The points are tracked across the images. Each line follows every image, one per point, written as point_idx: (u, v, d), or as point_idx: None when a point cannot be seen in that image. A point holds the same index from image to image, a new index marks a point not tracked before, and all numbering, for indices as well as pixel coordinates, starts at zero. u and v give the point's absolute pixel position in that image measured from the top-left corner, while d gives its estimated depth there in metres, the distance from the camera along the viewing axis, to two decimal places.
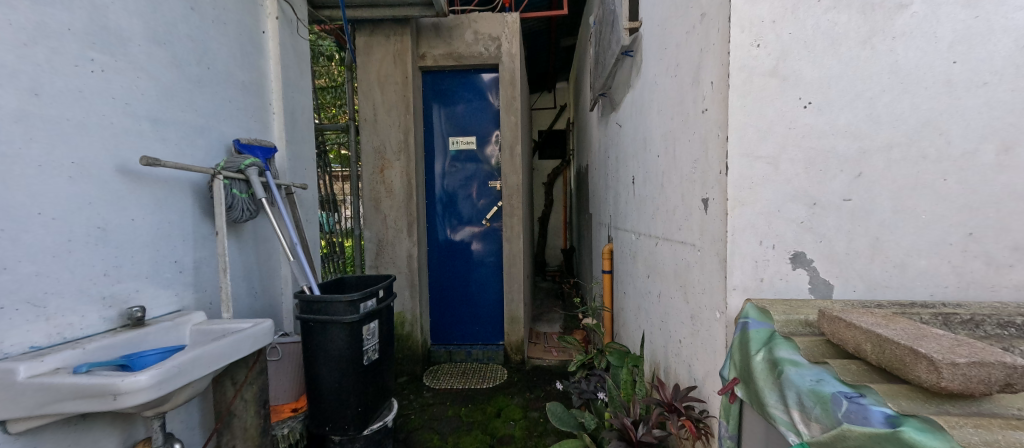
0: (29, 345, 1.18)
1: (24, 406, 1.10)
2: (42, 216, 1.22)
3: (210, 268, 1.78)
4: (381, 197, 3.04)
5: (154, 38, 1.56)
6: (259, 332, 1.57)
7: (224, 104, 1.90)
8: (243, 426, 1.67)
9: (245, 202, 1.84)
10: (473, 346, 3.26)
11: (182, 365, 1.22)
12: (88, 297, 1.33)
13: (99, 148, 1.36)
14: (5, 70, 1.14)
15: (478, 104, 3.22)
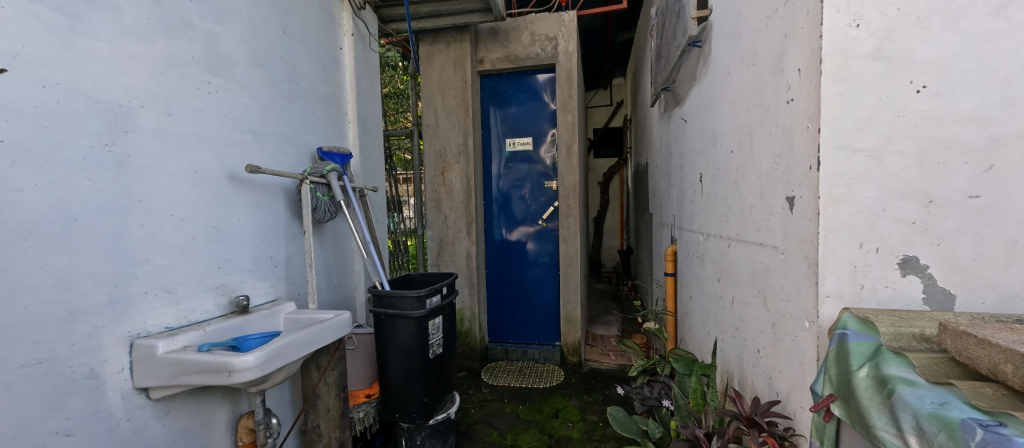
0: (164, 325, 1.36)
1: (159, 377, 1.26)
2: (172, 216, 1.39)
3: (298, 263, 1.94)
4: (441, 199, 3.14)
5: (252, 56, 1.72)
6: (340, 323, 1.67)
7: (309, 113, 2.06)
8: (326, 407, 1.81)
9: (327, 204, 1.98)
10: (530, 346, 3.26)
11: (279, 349, 1.33)
12: (205, 286, 1.50)
13: (211, 157, 1.52)
14: (147, 95, 1.32)
15: (534, 105, 3.22)
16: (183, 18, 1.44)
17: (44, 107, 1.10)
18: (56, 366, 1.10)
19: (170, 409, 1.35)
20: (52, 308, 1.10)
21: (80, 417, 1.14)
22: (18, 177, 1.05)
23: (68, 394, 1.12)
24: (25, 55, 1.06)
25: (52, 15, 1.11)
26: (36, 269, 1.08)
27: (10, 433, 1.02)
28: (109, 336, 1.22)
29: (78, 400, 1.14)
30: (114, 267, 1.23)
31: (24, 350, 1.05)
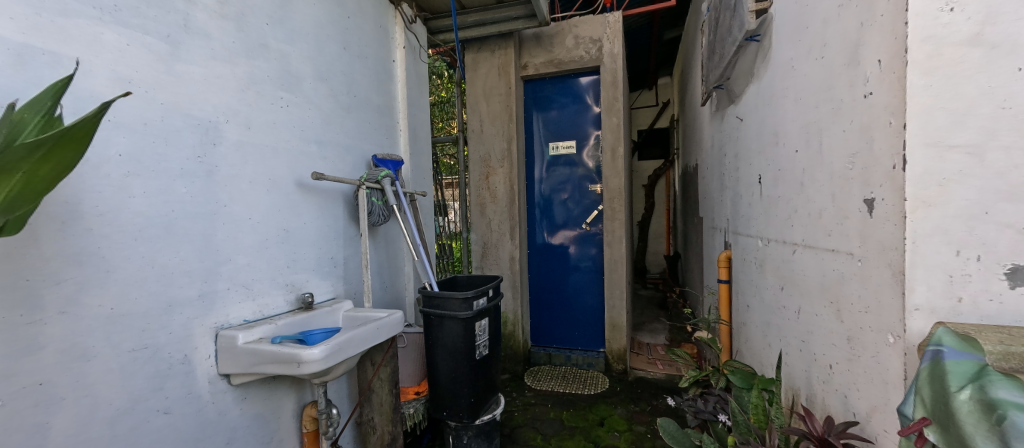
0: (243, 318, 1.47)
1: (239, 365, 1.36)
2: (250, 219, 1.50)
3: (355, 264, 2.03)
4: (485, 203, 3.17)
5: (316, 69, 1.83)
6: (393, 321, 1.73)
7: (366, 122, 2.16)
8: (379, 401, 1.88)
9: (380, 208, 2.06)
10: (573, 351, 3.20)
11: (341, 344, 1.40)
12: (277, 283, 1.61)
13: (280, 165, 1.63)
14: (232, 111, 1.44)
15: (576, 108, 3.17)
16: (260, 41, 1.56)
17: (153, 123, 1.22)
18: (158, 351, 1.21)
19: (246, 395, 1.46)
20: (155, 300, 1.21)
21: (176, 398, 1.25)
22: (131, 185, 1.16)
23: (167, 376, 1.23)
24: (137, 80, 1.18)
25: (157, 43, 1.24)
26: (145, 267, 1.19)
27: (121, 410, 1.12)
28: (199, 326, 1.33)
29: (175, 382, 1.25)
30: (203, 265, 1.34)
31: (132, 337, 1.15)
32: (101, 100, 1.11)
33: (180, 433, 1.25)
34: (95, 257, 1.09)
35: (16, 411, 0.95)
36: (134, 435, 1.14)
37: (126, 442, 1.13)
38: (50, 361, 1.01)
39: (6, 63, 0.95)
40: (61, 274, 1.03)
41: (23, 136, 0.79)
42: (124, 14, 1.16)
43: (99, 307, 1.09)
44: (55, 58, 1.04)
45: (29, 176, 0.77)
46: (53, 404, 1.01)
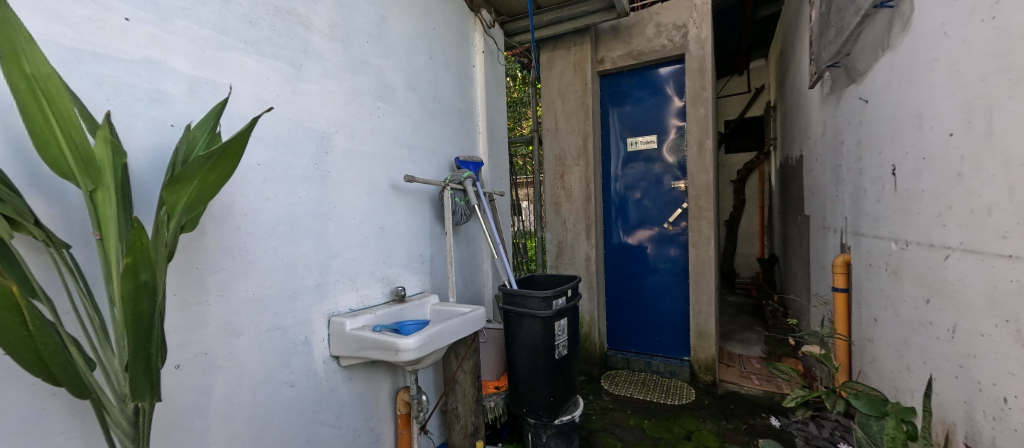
0: (348, 307, 1.61)
1: (347, 349, 1.49)
2: (355, 219, 1.64)
3: (440, 262, 2.11)
4: (561, 202, 3.10)
5: (406, 77, 1.92)
6: (476, 317, 1.74)
7: (451, 126, 2.22)
8: (463, 392, 1.91)
9: (463, 208, 2.10)
10: (654, 357, 3.01)
11: (432, 336, 1.44)
12: (376, 277, 1.73)
13: (376, 168, 1.74)
14: (339, 123, 1.59)
15: (654, 101, 2.95)
16: (360, 58, 1.69)
17: (280, 136, 1.38)
18: (286, 332, 1.37)
19: (350, 376, 1.60)
20: (284, 287, 1.38)
21: (299, 373, 1.41)
22: (266, 190, 1.33)
23: (292, 354, 1.39)
24: (273, 100, 1.37)
25: (285, 68, 1.41)
26: (276, 259, 1.35)
27: (259, 380, 1.29)
28: (316, 313, 1.48)
29: (298, 360, 1.41)
30: (318, 259, 1.49)
31: (266, 320, 1.32)
32: (244, 116, 1.29)
33: (301, 404, 1.41)
34: (242, 251, 1.25)
35: (189, 376, 1.12)
36: (268, 402, 1.31)
37: (262, 408, 1.29)
38: (213, 335, 1.18)
39: (181, 91, 1.15)
40: (218, 265, 1.19)
41: (193, 153, 0.97)
42: (261, 44, 1.34)
43: (245, 291, 1.26)
44: (214, 85, 1.22)
45: (202, 183, 0.84)
46: (213, 371, 1.17)
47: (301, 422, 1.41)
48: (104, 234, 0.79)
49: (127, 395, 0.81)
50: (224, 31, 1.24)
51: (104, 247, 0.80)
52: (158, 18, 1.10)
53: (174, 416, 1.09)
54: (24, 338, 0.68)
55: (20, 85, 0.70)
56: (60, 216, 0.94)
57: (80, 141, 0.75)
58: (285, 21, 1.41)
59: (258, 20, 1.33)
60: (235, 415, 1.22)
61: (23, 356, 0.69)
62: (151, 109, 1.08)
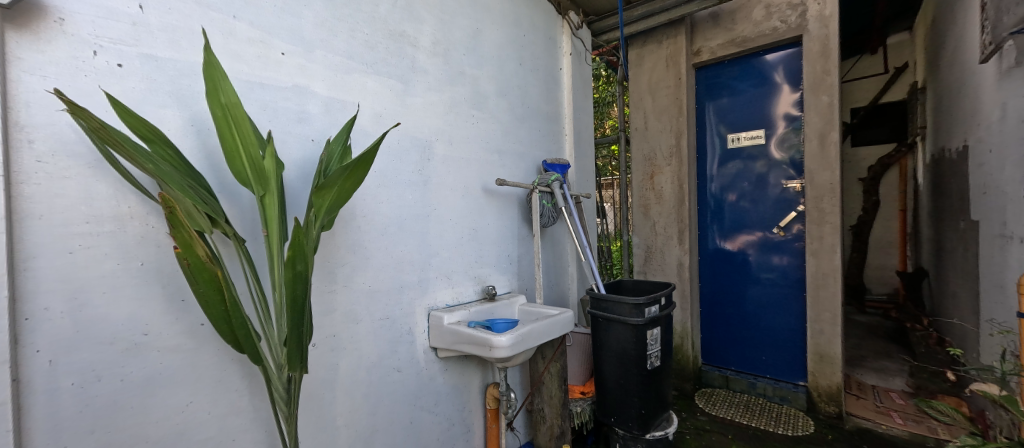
0: (443, 303, 1.66)
1: (445, 340, 1.54)
2: (451, 221, 1.69)
3: (527, 263, 2.07)
4: (650, 204, 2.85)
5: (498, 86, 1.93)
6: (564, 319, 1.65)
7: (539, 131, 2.17)
8: (549, 393, 1.85)
9: (550, 210, 2.03)
10: (759, 378, 2.63)
11: (524, 334, 1.42)
12: (468, 275, 1.76)
13: (469, 173, 1.77)
14: (440, 132, 1.65)
15: (757, 92, 2.57)
16: (457, 70, 1.73)
17: (389, 145, 1.45)
18: (394, 322, 1.47)
19: (446, 367, 1.65)
20: (393, 281, 1.47)
21: (405, 360, 1.51)
22: (381, 194, 1.42)
23: (399, 342, 1.48)
24: (386, 114, 1.47)
25: (395, 83, 1.50)
26: (387, 256, 1.45)
27: (374, 362, 1.40)
28: (418, 306, 1.56)
29: (404, 347, 1.50)
30: (420, 258, 1.57)
31: (379, 309, 1.42)
32: (368, 133, 1.41)
33: (405, 390, 1.50)
34: (361, 248, 1.36)
35: (321, 353, 1.25)
36: (380, 383, 1.42)
37: (375, 388, 1.40)
38: (339, 320, 1.30)
39: (320, 111, 1.29)
40: (342, 259, 1.31)
41: (330, 166, 1.07)
42: (379, 65, 1.45)
43: (364, 283, 1.38)
44: (343, 104, 1.35)
45: (340, 189, 0.92)
46: (340, 350, 1.30)
47: (405, 405, 1.50)
48: (270, 233, 0.91)
49: (284, 364, 0.90)
50: (351, 56, 1.37)
51: (269, 243, 0.91)
52: (303, 50, 1.25)
53: (310, 386, 1.22)
54: (220, 313, 0.80)
55: (217, 112, 0.83)
56: (238, 215, 1.09)
57: (256, 155, 0.86)
58: (396, 43, 1.51)
59: (376, 44, 1.44)
60: (354, 391, 1.34)
61: (218, 326, 0.81)
62: (299, 126, 1.24)
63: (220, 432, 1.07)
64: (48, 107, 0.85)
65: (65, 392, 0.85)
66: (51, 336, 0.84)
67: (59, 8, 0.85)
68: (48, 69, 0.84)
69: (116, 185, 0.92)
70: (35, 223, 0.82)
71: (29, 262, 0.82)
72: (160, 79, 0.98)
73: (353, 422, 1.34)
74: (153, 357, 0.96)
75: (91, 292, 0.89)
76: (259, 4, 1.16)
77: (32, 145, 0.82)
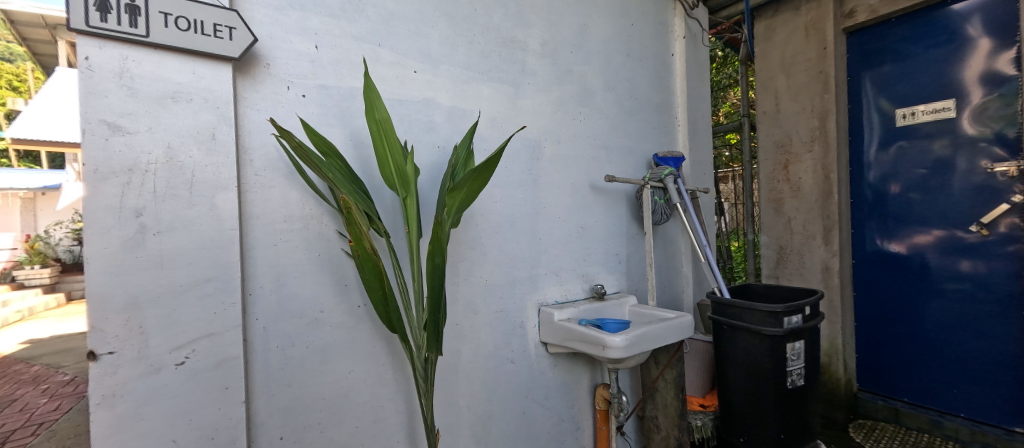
0: (553, 300, 1.67)
1: (556, 337, 1.54)
2: (560, 219, 1.70)
3: (638, 262, 1.98)
4: (783, 197, 2.36)
5: (607, 81, 1.88)
6: (684, 323, 1.54)
7: (649, 124, 2.05)
8: (664, 402, 1.74)
9: (662, 207, 1.90)
10: (948, 416, 1.93)
11: (642, 335, 1.36)
12: (577, 273, 1.75)
13: (576, 170, 1.75)
14: (549, 131, 1.66)
15: (938, 54, 1.93)
16: (565, 68, 1.72)
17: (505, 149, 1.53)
18: (508, 315, 1.54)
19: (557, 362, 1.66)
20: (506, 276, 1.54)
21: (518, 352, 1.57)
22: (494, 193, 1.50)
23: (513, 335, 1.55)
24: (499, 117, 1.53)
25: (506, 87, 1.55)
26: (501, 252, 1.53)
27: (490, 352, 1.49)
28: (529, 301, 1.60)
29: (517, 340, 1.56)
30: (530, 254, 1.61)
31: (494, 302, 1.51)
32: (486, 139, 1.50)
33: (518, 380, 1.56)
34: (478, 244, 1.46)
35: (448, 340, 1.37)
36: (496, 371, 1.51)
37: (491, 375, 1.49)
38: (461, 310, 1.42)
39: (444, 119, 1.40)
40: (463, 255, 1.42)
41: (457, 169, 1.15)
42: (492, 72, 1.52)
43: (482, 277, 1.47)
44: (465, 112, 1.45)
45: (468, 190, 0.97)
46: (461, 338, 1.42)
47: (518, 395, 1.56)
48: (410, 231, 1.00)
49: (423, 345, 1.00)
50: (469, 67, 1.46)
51: (410, 239, 1.01)
52: (430, 67, 1.37)
53: (440, 367, 1.36)
54: (379, 297, 0.89)
55: (372, 128, 0.95)
56: (386, 211, 1.22)
57: (402, 163, 0.97)
58: (508, 49, 1.56)
59: (490, 52, 1.51)
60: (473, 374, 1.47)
61: (377, 309, 0.91)
62: (427, 135, 1.35)
63: (373, 399, 1.20)
64: (262, 131, 1.03)
65: (272, 354, 1.03)
66: (264, 308, 1.02)
67: (267, 56, 1.04)
68: (260, 103, 1.03)
69: (302, 191, 1.09)
70: (254, 222, 1.01)
71: (250, 252, 1.01)
72: (331, 104, 1.15)
73: (474, 405, 1.45)
74: (327, 331, 1.12)
75: (287, 275, 1.06)
76: (397, 29, 1.30)
77: (252, 162, 1.02)
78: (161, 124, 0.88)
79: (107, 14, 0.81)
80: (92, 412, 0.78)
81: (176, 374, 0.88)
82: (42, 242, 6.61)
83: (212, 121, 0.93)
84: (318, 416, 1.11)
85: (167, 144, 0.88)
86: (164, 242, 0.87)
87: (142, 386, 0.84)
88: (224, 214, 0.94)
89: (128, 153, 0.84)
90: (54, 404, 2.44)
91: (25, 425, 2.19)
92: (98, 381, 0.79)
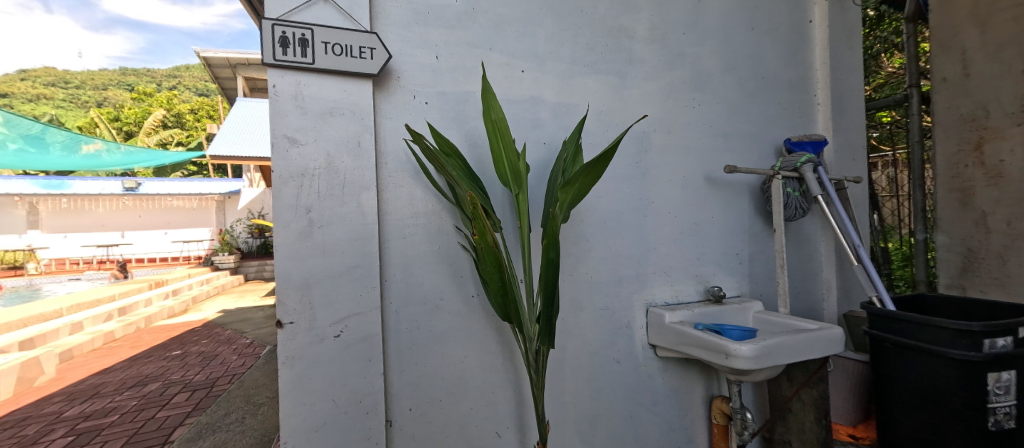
0: (664, 301, 1.59)
1: (668, 340, 1.45)
2: (670, 214, 1.60)
3: (764, 262, 1.77)
4: (974, 188, 1.64)
5: (726, 61, 1.71)
6: (829, 336, 1.34)
7: (778, 106, 1.81)
8: (800, 425, 1.53)
9: (799, 201, 1.66)
10: None
11: (774, 345, 1.22)
12: (689, 273, 1.64)
13: (689, 162, 1.63)
14: (659, 121, 1.58)
15: None
16: (677, 51, 1.61)
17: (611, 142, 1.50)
18: (614, 313, 1.51)
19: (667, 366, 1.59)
20: (611, 274, 1.51)
21: (624, 352, 1.53)
22: (599, 189, 1.48)
23: (619, 334, 1.52)
24: (604, 110, 1.50)
25: (612, 78, 1.51)
26: (606, 248, 1.50)
27: (595, 349, 1.48)
28: (637, 300, 1.54)
29: (624, 340, 1.52)
30: (637, 251, 1.55)
31: (600, 299, 1.49)
32: (592, 133, 1.48)
33: (625, 381, 1.53)
34: (584, 240, 1.46)
35: None
36: (602, 370, 1.49)
37: (596, 372, 1.48)
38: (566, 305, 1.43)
39: (550, 116, 1.41)
40: (568, 251, 1.43)
41: (567, 166, 1.15)
42: (598, 64, 1.49)
43: (587, 274, 1.47)
44: (572, 108, 1.45)
45: (581, 185, 0.97)
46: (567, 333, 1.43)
47: (624, 396, 1.52)
48: (523, 225, 1.04)
49: (534, 337, 1.03)
50: (575, 61, 1.46)
51: (522, 234, 1.04)
52: (537, 65, 1.40)
53: None
54: (498, 287, 0.94)
55: (489, 128, 1.00)
56: (498, 208, 1.28)
57: (515, 160, 1.01)
58: (614, 39, 1.51)
59: (596, 44, 1.48)
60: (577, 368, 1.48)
61: (496, 300, 0.96)
62: (533, 131, 1.39)
63: (485, 384, 1.27)
64: (396, 136, 1.16)
65: (402, 336, 1.16)
66: (397, 294, 1.16)
67: (397, 70, 1.17)
68: (392, 112, 1.16)
69: (426, 190, 1.20)
70: (389, 218, 1.15)
71: (386, 244, 1.14)
72: (449, 109, 1.24)
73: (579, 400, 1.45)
74: (446, 317, 1.22)
75: (414, 265, 1.18)
76: (506, 31, 1.35)
77: (386, 165, 1.15)
78: (322, 136, 1.04)
79: (286, 48, 1.00)
80: (279, 369, 0.98)
81: (334, 344, 1.04)
82: (229, 235, 8.30)
83: (359, 132, 1.08)
84: (439, 395, 1.21)
85: (327, 152, 1.05)
86: (324, 235, 1.04)
87: (311, 352, 1.02)
88: (368, 210, 1.08)
89: (300, 161, 1.02)
90: (241, 361, 3.05)
91: (224, 374, 2.80)
92: (284, 344, 0.99)
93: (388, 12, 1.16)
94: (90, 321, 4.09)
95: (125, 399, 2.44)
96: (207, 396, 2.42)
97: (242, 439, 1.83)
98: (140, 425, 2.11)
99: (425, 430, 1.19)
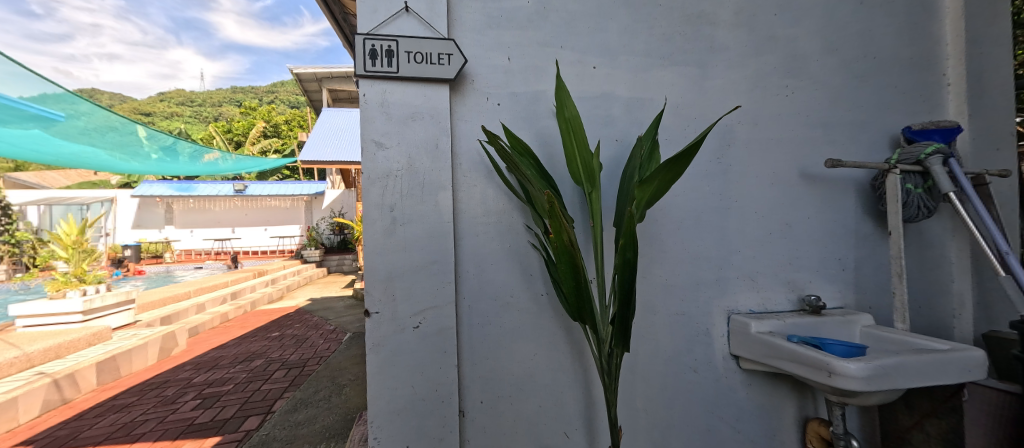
0: (749, 309, 1.45)
1: (754, 352, 1.33)
2: (756, 213, 1.46)
3: (875, 269, 1.55)
4: None
5: (826, 43, 1.52)
6: (964, 358, 1.13)
7: (894, 90, 1.58)
8: None
9: (922, 198, 1.42)
10: None
11: (890, 364, 1.06)
12: (780, 280, 1.48)
13: (780, 156, 1.48)
14: (745, 113, 1.45)
15: None
16: (766, 35, 1.47)
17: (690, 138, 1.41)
18: (692, 319, 1.42)
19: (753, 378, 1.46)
20: (688, 277, 1.42)
21: (702, 360, 1.43)
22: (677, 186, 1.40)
23: (697, 341, 1.42)
24: (682, 104, 1.41)
25: (692, 69, 1.41)
26: (683, 249, 1.42)
27: (670, 356, 1.41)
28: (717, 306, 1.43)
29: (703, 347, 1.43)
30: (718, 253, 1.44)
31: (675, 304, 1.42)
32: (669, 128, 1.40)
33: (704, 391, 1.43)
34: (658, 241, 1.39)
35: None
36: (678, 377, 1.41)
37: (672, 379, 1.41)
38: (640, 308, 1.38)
39: (622, 112, 1.36)
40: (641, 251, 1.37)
41: (644, 163, 1.10)
42: (676, 54, 1.40)
43: (660, 276, 1.40)
44: (648, 102, 1.38)
45: (661, 181, 0.92)
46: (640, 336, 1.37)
47: (703, 406, 1.42)
48: (597, 225, 1.01)
49: (607, 340, 0.99)
50: (650, 54, 1.39)
51: (595, 233, 1.01)
52: (610, 59, 1.35)
53: None
54: (572, 287, 0.92)
55: (562, 126, 0.99)
56: (568, 207, 1.26)
57: (588, 157, 0.98)
58: (694, 26, 1.41)
59: (674, 34, 1.40)
60: (650, 374, 1.41)
61: (569, 300, 0.95)
62: (605, 128, 1.34)
63: (554, 383, 1.26)
64: (471, 137, 1.19)
65: (473, 331, 1.18)
66: (470, 290, 1.19)
67: (471, 72, 1.20)
68: (466, 113, 1.19)
69: (498, 189, 1.21)
70: (462, 217, 1.18)
71: (460, 242, 1.18)
72: (521, 108, 1.24)
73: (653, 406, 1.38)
74: (516, 315, 1.22)
75: (485, 263, 1.20)
76: (577, 27, 1.32)
77: (459, 165, 1.18)
78: (404, 139, 1.10)
79: (375, 60, 1.07)
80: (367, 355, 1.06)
81: (414, 335, 1.09)
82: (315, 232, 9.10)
83: (437, 134, 1.12)
84: (507, 392, 1.22)
85: (409, 154, 1.10)
86: (405, 233, 1.09)
87: (392, 341, 1.08)
88: (444, 209, 1.12)
89: (384, 163, 1.08)
90: (327, 345, 3.33)
91: (314, 355, 3.08)
92: (372, 332, 1.07)
93: (464, 17, 1.20)
94: (211, 304, 4.72)
95: (237, 372, 2.78)
96: (300, 374, 2.69)
97: (328, 415, 2.00)
98: (250, 395, 2.39)
99: (494, 424, 1.21)
